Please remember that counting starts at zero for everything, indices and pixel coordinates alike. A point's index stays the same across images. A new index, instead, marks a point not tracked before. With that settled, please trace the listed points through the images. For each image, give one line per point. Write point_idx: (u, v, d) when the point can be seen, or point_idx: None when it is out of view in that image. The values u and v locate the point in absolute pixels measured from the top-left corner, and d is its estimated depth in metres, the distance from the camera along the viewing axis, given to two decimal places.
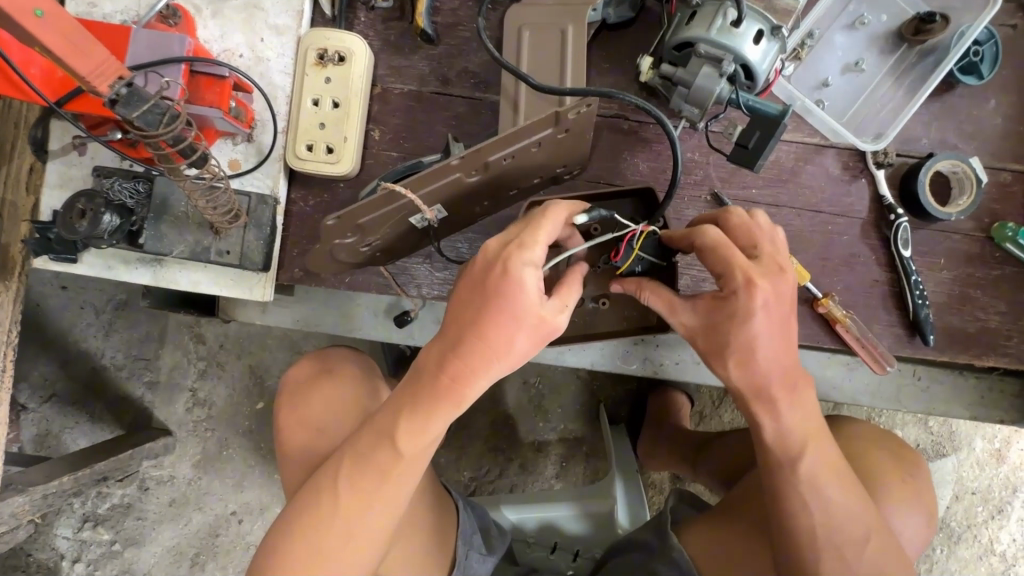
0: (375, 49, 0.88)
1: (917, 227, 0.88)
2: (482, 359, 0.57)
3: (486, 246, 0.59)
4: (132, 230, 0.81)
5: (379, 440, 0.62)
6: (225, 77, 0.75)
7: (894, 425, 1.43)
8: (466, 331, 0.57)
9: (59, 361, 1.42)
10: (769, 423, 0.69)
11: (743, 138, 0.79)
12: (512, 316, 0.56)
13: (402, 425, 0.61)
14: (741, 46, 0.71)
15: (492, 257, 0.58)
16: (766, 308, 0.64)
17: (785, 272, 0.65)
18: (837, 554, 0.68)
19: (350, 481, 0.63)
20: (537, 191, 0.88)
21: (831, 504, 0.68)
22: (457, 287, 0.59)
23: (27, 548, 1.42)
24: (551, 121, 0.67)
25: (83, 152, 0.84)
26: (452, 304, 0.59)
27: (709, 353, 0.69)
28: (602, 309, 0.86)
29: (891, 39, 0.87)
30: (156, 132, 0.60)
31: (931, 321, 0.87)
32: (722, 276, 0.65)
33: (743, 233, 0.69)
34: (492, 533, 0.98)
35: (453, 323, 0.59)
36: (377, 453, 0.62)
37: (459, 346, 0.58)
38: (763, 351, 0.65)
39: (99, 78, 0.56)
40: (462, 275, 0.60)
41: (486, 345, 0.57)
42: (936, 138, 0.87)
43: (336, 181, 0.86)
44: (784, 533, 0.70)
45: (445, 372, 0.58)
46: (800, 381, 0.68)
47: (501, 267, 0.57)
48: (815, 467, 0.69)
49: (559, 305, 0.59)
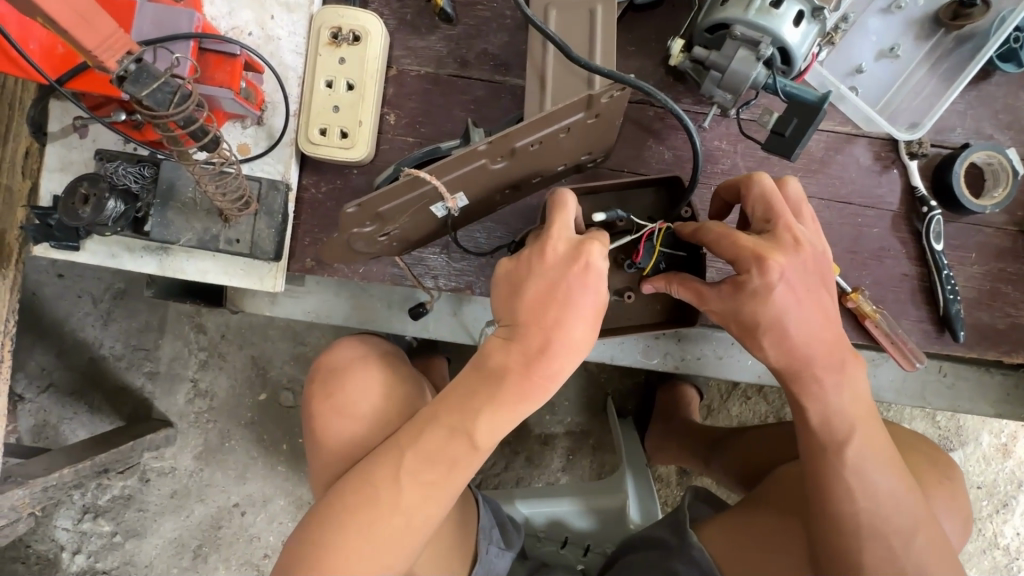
0: (390, 28, 0.84)
1: (948, 220, 0.85)
2: (558, 342, 0.57)
3: (554, 242, 0.58)
4: (137, 216, 0.78)
5: (449, 435, 0.60)
6: (236, 55, 0.71)
7: (902, 419, 1.41)
8: (552, 330, 0.57)
9: (57, 351, 1.38)
10: (815, 407, 0.68)
11: (779, 125, 0.76)
12: (591, 312, 0.57)
13: (478, 414, 0.59)
14: (780, 28, 0.68)
15: (566, 253, 0.58)
16: (786, 281, 0.63)
17: (799, 243, 0.64)
18: (891, 547, 0.66)
19: (418, 476, 0.60)
20: (559, 179, 0.84)
21: (884, 494, 0.67)
22: (530, 279, 0.58)
23: (26, 539, 1.39)
24: (582, 105, 0.63)
25: (83, 134, 0.80)
26: (524, 296, 0.58)
27: (743, 336, 0.68)
28: (626, 303, 0.82)
29: (927, 24, 0.84)
30: (167, 114, 0.55)
31: (962, 316, 0.84)
32: (735, 256, 0.65)
33: (759, 206, 0.68)
34: (509, 527, 0.96)
35: (532, 317, 0.57)
36: (448, 448, 0.60)
37: (548, 347, 0.57)
38: (792, 327, 0.65)
39: (106, 52, 0.52)
40: (533, 266, 0.58)
41: (569, 343, 0.57)
42: (971, 128, 0.85)
43: (350, 166, 0.82)
44: (835, 526, 0.68)
45: (530, 369, 0.57)
46: (848, 356, 0.68)
47: (582, 262, 0.57)
48: (862, 453, 0.67)
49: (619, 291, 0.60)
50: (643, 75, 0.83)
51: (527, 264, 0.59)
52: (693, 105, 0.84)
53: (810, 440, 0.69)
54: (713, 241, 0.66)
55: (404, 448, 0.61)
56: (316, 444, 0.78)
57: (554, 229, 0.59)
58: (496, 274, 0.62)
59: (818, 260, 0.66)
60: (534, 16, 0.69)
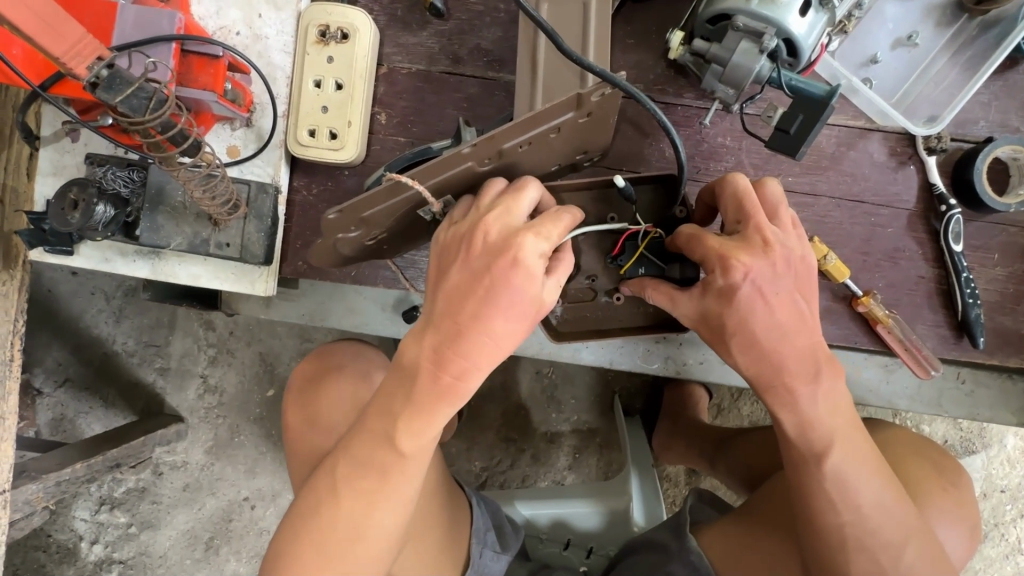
0: (380, 25, 0.82)
1: (969, 219, 0.80)
2: (474, 340, 0.54)
3: (490, 226, 0.55)
4: (128, 220, 0.78)
5: (376, 440, 0.59)
6: (219, 57, 0.69)
7: (920, 421, 1.36)
8: (467, 321, 0.54)
9: (71, 347, 1.41)
10: (789, 416, 0.65)
11: (783, 122, 0.71)
12: (517, 304, 0.53)
13: (404, 416, 0.57)
14: (785, 18, 0.64)
15: (499, 241, 0.54)
16: (751, 284, 0.61)
17: (769, 245, 0.61)
18: (877, 562, 0.65)
19: (353, 484, 0.59)
20: (554, 179, 0.82)
21: (868, 508, 0.64)
22: (456, 264, 0.55)
23: (47, 529, 1.43)
24: (571, 104, 0.60)
25: (75, 138, 0.80)
26: (446, 287, 0.55)
27: (714, 341, 0.67)
28: (617, 304, 0.80)
29: (949, 10, 0.79)
30: (143, 120, 0.54)
31: (982, 322, 0.80)
32: (702, 258, 0.63)
33: (732, 207, 0.65)
34: (507, 530, 0.94)
35: (449, 310, 0.54)
36: (376, 454, 0.59)
37: (460, 338, 0.54)
38: (760, 331, 0.62)
39: (77, 59, 0.52)
40: (462, 251, 0.55)
41: (489, 337, 0.53)
42: (996, 120, 0.79)
43: (341, 168, 0.81)
44: (819, 539, 0.66)
45: (443, 366, 0.55)
46: (824, 365, 0.64)
47: (510, 255, 0.52)
48: (841, 466, 0.64)
49: (555, 288, 0.56)
50: (643, 68, 0.80)
51: (455, 250, 0.56)
52: (695, 100, 0.80)
53: (791, 450, 0.67)
54: (684, 243, 0.66)
55: (341, 456, 0.61)
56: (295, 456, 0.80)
57: (492, 216, 0.55)
58: (432, 254, 0.59)
59: (793, 263, 0.62)
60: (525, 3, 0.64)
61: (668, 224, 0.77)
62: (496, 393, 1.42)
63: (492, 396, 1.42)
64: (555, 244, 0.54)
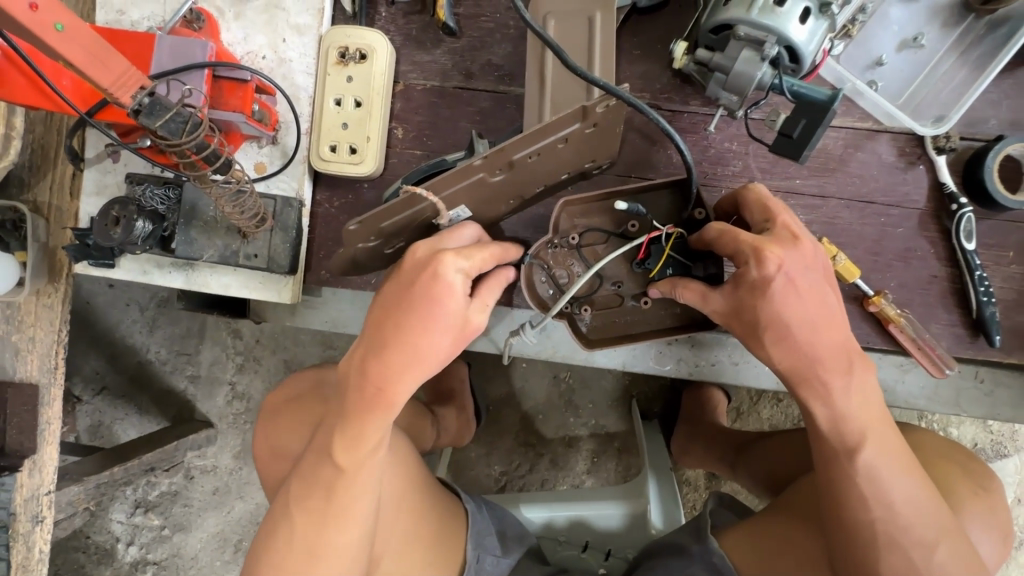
0: (396, 45, 0.86)
1: (981, 217, 0.80)
2: (400, 356, 0.58)
3: (416, 247, 0.60)
4: (165, 234, 0.83)
5: (320, 456, 0.63)
6: (248, 81, 0.74)
7: (947, 424, 1.34)
8: (390, 335, 0.58)
9: (109, 356, 1.48)
10: (822, 408, 0.67)
11: (786, 127, 0.72)
12: (439, 318, 0.57)
13: (344, 433, 0.61)
14: (786, 27, 0.65)
15: (424, 258, 0.58)
16: (784, 276, 0.63)
17: (799, 240, 0.65)
18: (911, 560, 0.65)
19: (303, 500, 0.63)
20: (565, 186, 0.85)
21: (901, 505, 0.66)
22: (385, 284, 0.59)
23: (86, 531, 1.49)
24: (578, 116, 0.63)
25: (116, 159, 0.86)
26: (376, 304, 0.60)
27: (748, 336, 0.69)
28: (644, 308, 0.82)
29: (955, 11, 0.79)
30: (181, 141, 0.59)
31: (998, 320, 0.79)
32: (733, 252, 0.66)
33: (758, 211, 0.70)
34: (512, 535, 0.95)
35: (377, 324, 0.59)
36: (321, 466, 0.63)
37: (384, 349, 0.58)
38: (796, 323, 0.65)
39: (122, 89, 0.57)
40: (389, 274, 0.60)
41: (411, 349, 0.58)
42: (1006, 118, 0.79)
43: (361, 181, 0.85)
44: (852, 534, 0.67)
45: (373, 376, 0.59)
46: (856, 359, 0.66)
47: (430, 270, 0.57)
48: (874, 461, 0.66)
49: (480, 306, 0.62)
50: (649, 78, 0.82)
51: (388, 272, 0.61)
52: (701, 107, 0.82)
53: (823, 444, 0.69)
54: (714, 238, 0.68)
55: (294, 474, 0.65)
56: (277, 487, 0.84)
57: (424, 241, 0.61)
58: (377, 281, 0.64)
59: (822, 258, 0.66)
60: (533, 20, 0.67)
61: (688, 224, 0.79)
62: (514, 398, 1.45)
63: (509, 401, 1.45)
64: (477, 262, 0.59)
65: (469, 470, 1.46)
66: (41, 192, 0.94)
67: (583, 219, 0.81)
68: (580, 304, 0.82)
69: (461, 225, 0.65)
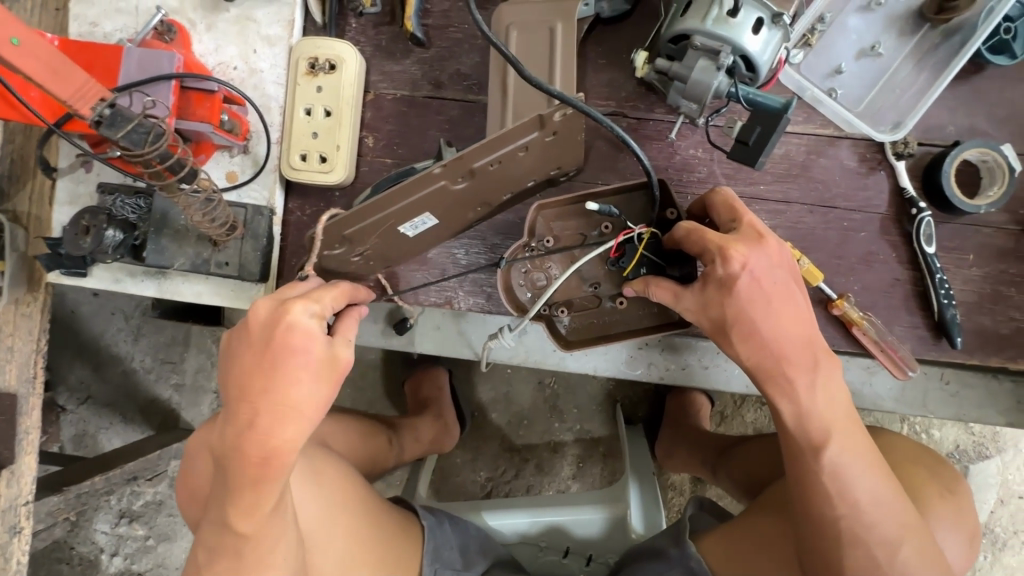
0: (366, 55, 0.87)
1: (942, 221, 0.82)
2: (274, 415, 0.55)
3: (258, 307, 0.57)
4: (136, 243, 0.84)
5: (220, 528, 0.60)
6: (215, 91, 0.75)
7: (928, 426, 1.34)
8: (258, 398, 0.55)
9: (93, 365, 1.48)
10: (788, 406, 0.68)
11: (743, 134, 0.74)
12: (309, 369, 0.56)
13: (236, 502, 0.58)
14: (740, 37, 0.67)
15: (271, 314, 0.57)
16: (746, 274, 0.65)
17: (764, 239, 0.66)
18: (875, 557, 0.66)
19: (216, 570, 0.61)
20: (533, 192, 0.86)
21: (865, 502, 0.67)
22: (238, 348, 0.57)
23: (69, 542, 1.48)
24: (535, 124, 0.65)
25: (89, 169, 0.87)
26: (234, 370, 0.57)
27: (716, 334, 0.70)
28: (621, 308, 0.83)
29: (911, 19, 0.81)
30: (143, 152, 0.59)
31: (959, 321, 0.81)
32: (701, 249, 0.68)
33: (724, 211, 0.71)
34: (475, 547, 0.95)
35: (240, 390, 0.56)
36: (224, 538, 0.60)
37: (255, 414, 0.55)
38: (760, 322, 0.66)
39: (82, 101, 0.57)
40: (240, 339, 0.57)
41: (287, 406, 0.55)
42: (964, 124, 0.81)
43: (332, 189, 0.86)
44: (820, 531, 0.68)
45: (248, 444, 0.55)
46: (822, 357, 0.67)
47: (282, 324, 0.56)
48: (838, 458, 0.67)
49: (345, 342, 0.60)
50: (615, 86, 0.84)
51: (238, 337, 0.58)
52: (666, 115, 0.84)
53: (789, 441, 0.69)
54: (683, 237, 0.70)
55: (197, 547, 0.63)
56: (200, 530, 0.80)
57: (265, 297, 0.59)
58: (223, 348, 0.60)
59: (787, 255, 0.67)
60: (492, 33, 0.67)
61: (661, 225, 0.79)
62: (496, 404, 1.45)
63: (493, 407, 1.45)
64: (325, 303, 0.59)
65: (454, 477, 1.45)
66: (19, 202, 0.94)
67: (559, 221, 0.82)
68: (557, 306, 0.84)
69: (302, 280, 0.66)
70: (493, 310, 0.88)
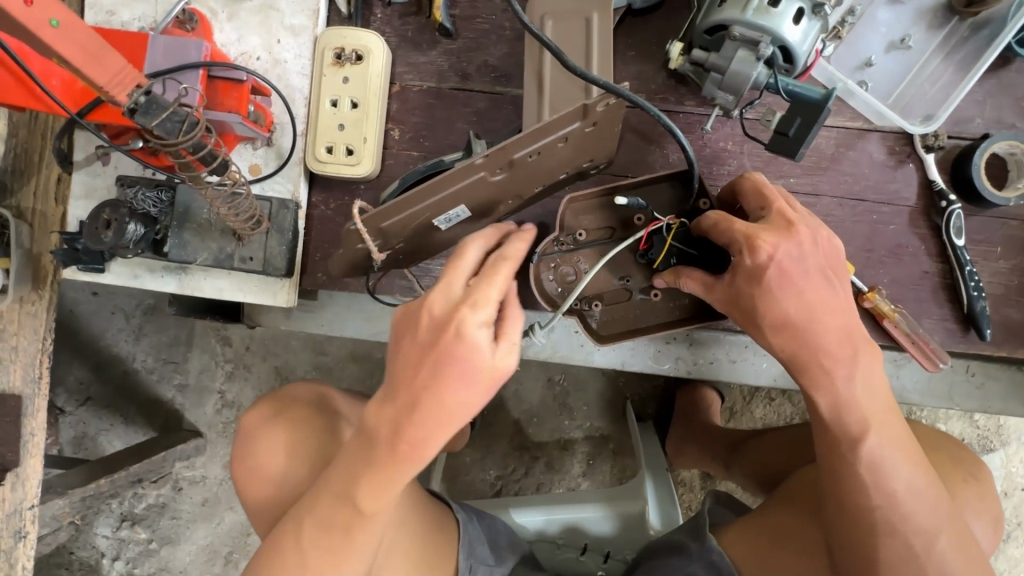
0: (392, 46, 0.86)
1: (969, 214, 0.82)
2: (430, 413, 0.55)
3: (431, 302, 0.56)
4: (157, 238, 0.81)
5: (337, 502, 0.61)
6: (243, 80, 0.73)
7: (935, 419, 1.35)
8: (420, 393, 0.55)
9: (93, 366, 1.45)
10: (824, 397, 0.68)
11: (782, 125, 0.73)
12: (469, 378, 0.54)
13: (365, 481, 0.59)
14: (780, 26, 0.66)
15: (443, 315, 0.55)
16: (779, 263, 0.65)
17: (793, 226, 0.66)
18: (911, 547, 0.66)
19: (319, 543, 0.62)
20: (562, 186, 0.85)
21: (903, 492, 0.66)
22: (406, 338, 0.56)
23: (69, 547, 1.45)
24: (578, 114, 0.64)
25: (106, 162, 0.84)
26: (396, 359, 0.56)
27: (749, 325, 0.69)
28: (652, 301, 0.83)
29: (940, 13, 0.82)
30: (177, 141, 0.57)
31: (988, 314, 0.81)
32: (728, 240, 0.67)
33: (753, 197, 0.70)
34: (505, 542, 0.94)
35: (401, 381, 0.56)
36: (338, 512, 0.61)
37: (414, 408, 0.55)
38: (792, 313, 0.66)
39: (118, 87, 0.56)
40: (408, 328, 0.56)
41: (443, 407, 0.55)
42: (991, 117, 0.82)
43: (358, 182, 0.85)
44: (854, 522, 0.68)
45: (400, 433, 0.56)
46: (860, 346, 0.67)
47: (452, 329, 0.54)
48: (876, 449, 0.67)
49: (509, 348, 0.56)
50: (645, 78, 0.83)
51: (404, 327, 0.57)
52: (696, 107, 0.83)
53: (825, 432, 0.69)
54: (710, 227, 0.69)
55: (304, 516, 0.63)
56: (259, 508, 0.81)
57: (436, 288, 0.57)
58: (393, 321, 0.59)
59: (819, 241, 0.66)
60: (531, 23, 0.66)
61: (689, 214, 0.79)
62: (508, 402, 1.44)
63: (505, 405, 1.44)
64: (495, 307, 0.55)
65: (464, 475, 1.44)
66: (25, 198, 0.91)
67: (589, 215, 0.81)
68: (589, 301, 0.83)
69: (465, 245, 0.59)
70: (523, 305, 0.87)
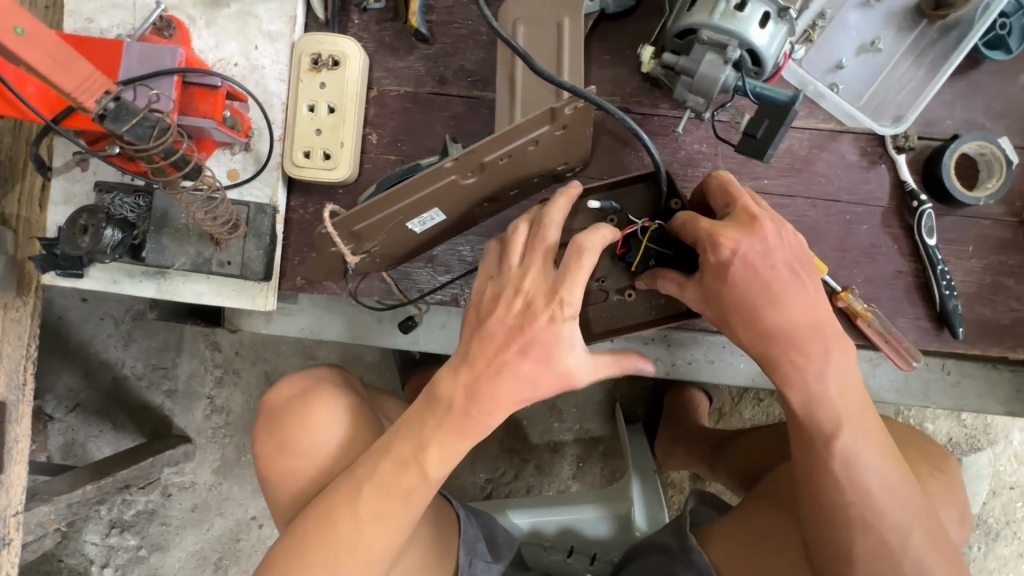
0: (369, 51, 0.86)
1: (941, 213, 0.83)
2: (505, 388, 0.63)
3: (524, 288, 0.63)
4: (135, 243, 0.82)
5: (399, 465, 0.66)
6: (218, 87, 0.74)
7: (922, 418, 1.36)
8: (498, 370, 0.63)
9: (82, 372, 1.44)
10: (797, 394, 0.68)
11: (751, 127, 0.74)
12: (547, 362, 0.63)
13: (435, 444, 0.66)
14: (747, 30, 0.67)
15: (532, 302, 0.63)
16: (744, 259, 0.65)
17: (757, 221, 0.67)
18: (886, 542, 0.66)
19: (375, 509, 0.65)
20: (539, 189, 0.86)
21: (877, 486, 0.67)
22: (492, 319, 0.64)
23: (58, 554, 1.44)
24: (546, 118, 0.65)
25: (85, 168, 0.85)
26: (480, 334, 0.64)
27: (721, 322, 0.70)
28: (628, 301, 0.83)
29: (909, 16, 0.83)
30: (148, 146, 0.58)
31: (961, 312, 0.82)
32: (693, 238, 0.68)
33: (720, 194, 0.71)
34: (500, 540, 0.95)
35: (482, 355, 0.64)
36: (400, 476, 0.66)
37: (493, 382, 0.63)
38: (761, 310, 0.66)
39: (86, 93, 0.56)
40: (494, 308, 0.64)
41: (517, 381, 0.63)
42: (961, 118, 0.83)
43: (337, 186, 0.85)
44: (831, 518, 0.68)
45: (476, 402, 0.64)
46: (831, 342, 0.67)
47: (543, 315, 0.62)
48: (850, 444, 0.67)
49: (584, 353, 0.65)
50: (619, 81, 0.84)
51: (491, 307, 0.65)
52: (671, 110, 0.84)
53: (800, 430, 0.70)
54: (679, 227, 0.70)
55: (361, 482, 0.66)
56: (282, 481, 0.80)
57: (528, 269, 0.63)
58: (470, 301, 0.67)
59: (784, 238, 0.67)
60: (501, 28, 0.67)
61: (665, 214, 0.79)
62: None
63: None
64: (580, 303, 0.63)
65: (454, 479, 1.44)
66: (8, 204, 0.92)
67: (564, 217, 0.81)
68: None
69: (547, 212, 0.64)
70: None
